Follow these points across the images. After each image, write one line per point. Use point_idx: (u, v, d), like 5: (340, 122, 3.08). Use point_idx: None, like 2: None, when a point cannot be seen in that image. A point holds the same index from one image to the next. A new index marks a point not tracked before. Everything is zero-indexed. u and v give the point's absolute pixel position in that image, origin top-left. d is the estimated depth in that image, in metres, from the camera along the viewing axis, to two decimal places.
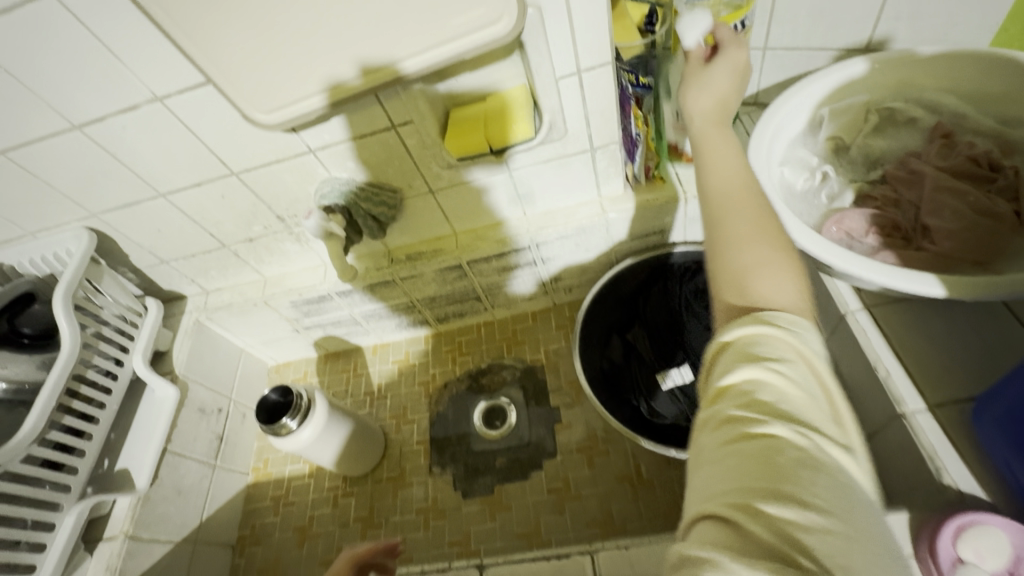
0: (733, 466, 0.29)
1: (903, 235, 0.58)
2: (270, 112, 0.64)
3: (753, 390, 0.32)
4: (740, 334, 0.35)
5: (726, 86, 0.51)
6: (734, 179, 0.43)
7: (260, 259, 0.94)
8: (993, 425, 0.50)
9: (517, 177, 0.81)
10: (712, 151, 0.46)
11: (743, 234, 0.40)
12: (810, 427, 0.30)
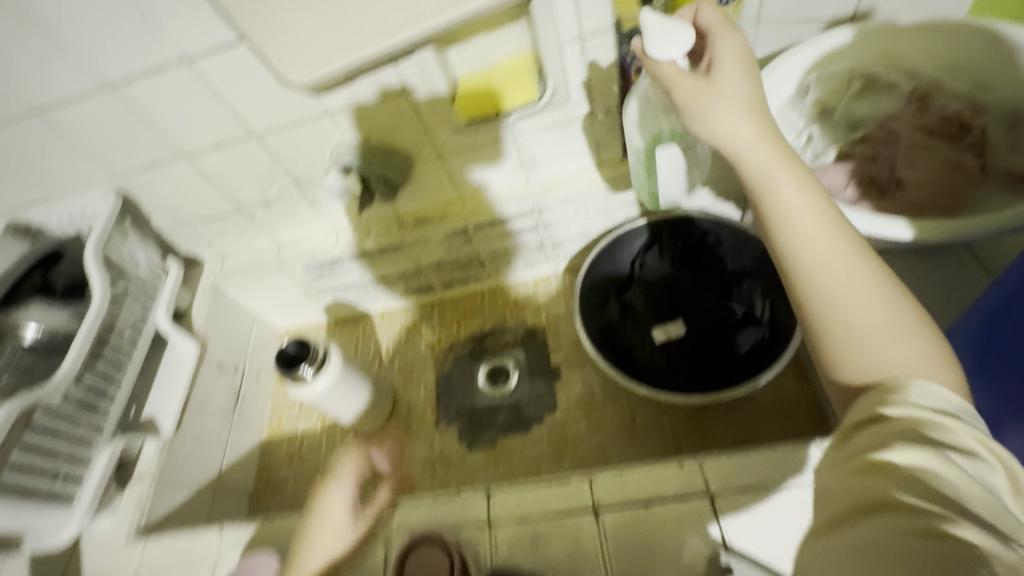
0: (918, 553, 0.33)
1: (879, 188, 0.62)
2: (303, 74, 0.67)
3: (918, 474, 0.36)
4: (894, 413, 0.39)
5: (756, 117, 0.51)
6: (829, 253, 0.46)
7: (276, 223, 0.98)
8: (969, 348, 0.57)
9: (522, 142, 0.86)
10: (795, 222, 0.47)
11: (862, 318, 0.44)
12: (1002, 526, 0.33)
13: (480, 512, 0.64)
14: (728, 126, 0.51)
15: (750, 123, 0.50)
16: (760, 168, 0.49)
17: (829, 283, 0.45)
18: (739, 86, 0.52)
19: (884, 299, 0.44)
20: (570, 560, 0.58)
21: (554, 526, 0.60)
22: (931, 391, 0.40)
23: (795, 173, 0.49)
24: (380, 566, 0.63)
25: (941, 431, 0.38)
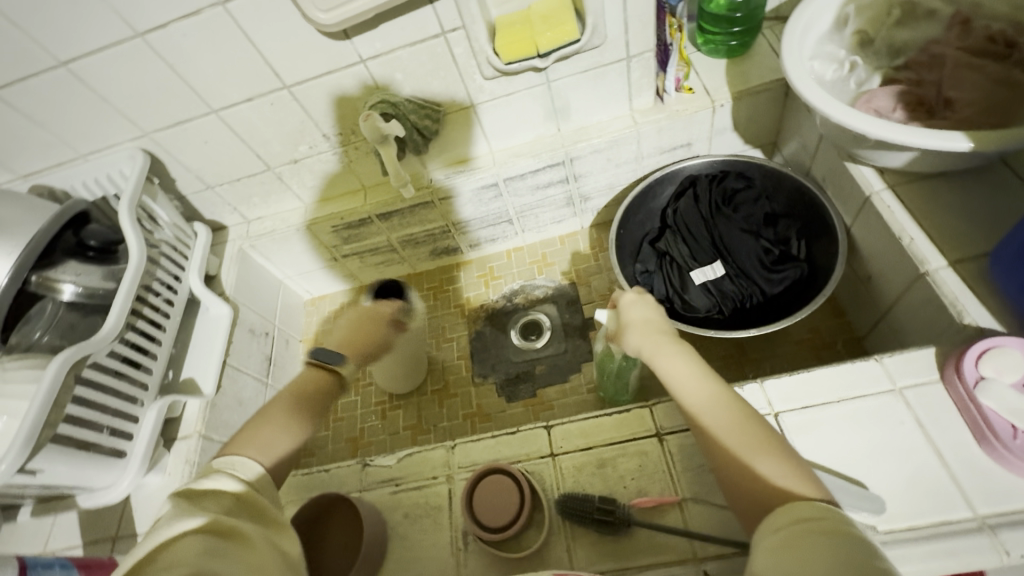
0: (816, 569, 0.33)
1: (927, 109, 0.63)
2: (329, 11, 0.68)
3: (814, 553, 0.34)
4: (787, 526, 0.37)
5: (645, 319, 0.61)
6: (706, 402, 0.49)
7: (303, 182, 0.97)
8: (1006, 265, 0.56)
9: (555, 89, 0.85)
10: (677, 377, 0.52)
11: (746, 447, 0.44)
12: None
13: (542, 445, 0.64)
14: (627, 323, 0.61)
15: (638, 326, 0.60)
16: (645, 347, 0.57)
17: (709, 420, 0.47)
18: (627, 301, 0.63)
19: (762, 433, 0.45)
20: (638, 482, 0.59)
21: (618, 451, 0.62)
22: (804, 505, 0.38)
23: (675, 343, 0.55)
24: (445, 502, 0.63)
25: (878, 555, 0.34)
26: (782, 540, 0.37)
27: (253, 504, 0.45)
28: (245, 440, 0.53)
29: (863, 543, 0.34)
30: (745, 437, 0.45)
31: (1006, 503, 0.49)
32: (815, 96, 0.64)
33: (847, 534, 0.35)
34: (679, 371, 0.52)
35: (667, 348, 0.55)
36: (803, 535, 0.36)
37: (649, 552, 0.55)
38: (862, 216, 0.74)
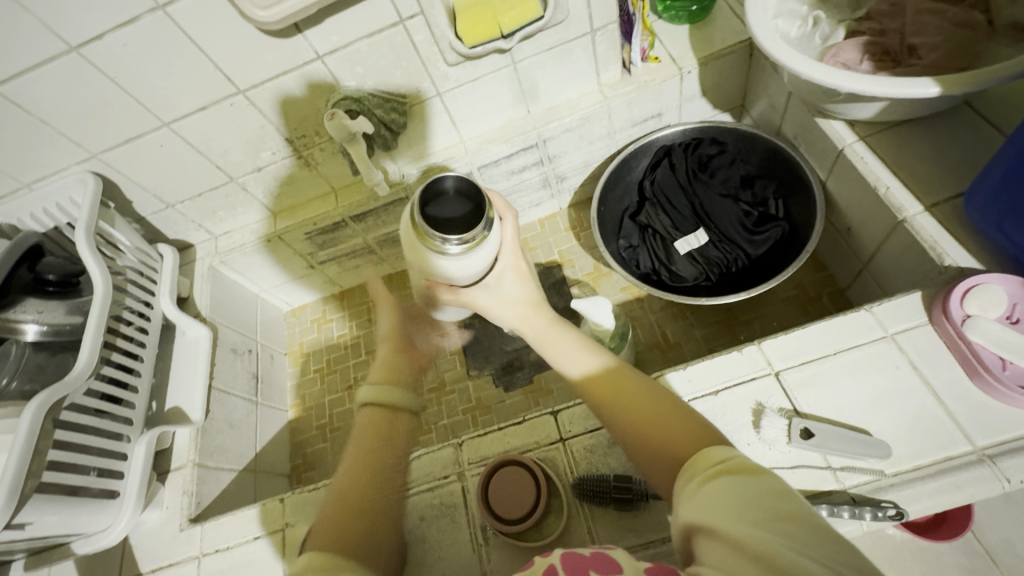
0: (719, 500, 0.36)
1: (893, 58, 0.64)
2: (269, 7, 0.64)
3: (731, 494, 0.36)
4: (699, 473, 0.39)
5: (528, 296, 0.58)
6: (608, 386, 0.50)
7: (270, 191, 0.93)
8: (982, 204, 0.57)
9: (521, 70, 0.83)
10: (570, 356, 0.53)
11: (653, 418, 0.46)
12: (773, 502, 0.35)
13: (551, 431, 0.64)
14: (500, 294, 0.57)
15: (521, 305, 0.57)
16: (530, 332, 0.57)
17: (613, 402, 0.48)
18: (512, 270, 0.57)
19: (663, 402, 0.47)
20: None
21: None
22: (709, 454, 0.40)
23: (563, 329, 0.56)
24: (460, 500, 0.63)
25: (777, 476, 0.37)
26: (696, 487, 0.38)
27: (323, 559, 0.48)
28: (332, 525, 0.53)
29: (761, 468, 0.37)
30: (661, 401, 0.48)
31: (1001, 432, 0.51)
32: (783, 55, 0.64)
33: (749, 466, 0.38)
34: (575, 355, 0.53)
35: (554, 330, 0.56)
36: (709, 474, 0.38)
37: (670, 523, 0.56)
38: (837, 169, 0.75)
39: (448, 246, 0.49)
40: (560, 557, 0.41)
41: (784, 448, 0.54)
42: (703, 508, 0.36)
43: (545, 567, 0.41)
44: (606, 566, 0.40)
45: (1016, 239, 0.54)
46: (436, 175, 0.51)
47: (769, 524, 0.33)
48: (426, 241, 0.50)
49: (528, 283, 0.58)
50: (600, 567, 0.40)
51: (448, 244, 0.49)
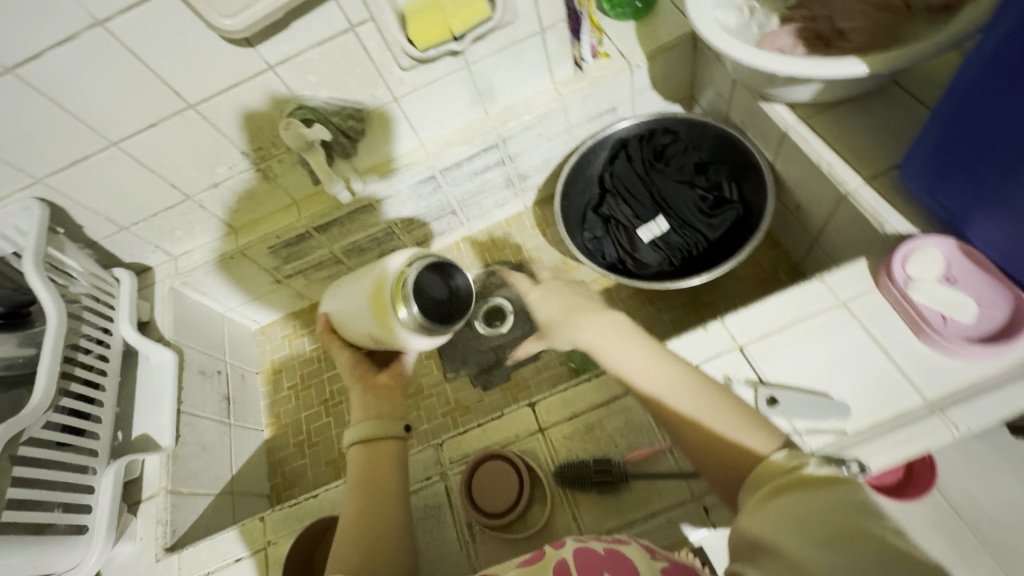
0: (784, 514, 0.35)
1: (824, 41, 0.68)
2: (235, 15, 0.62)
3: (796, 509, 0.35)
4: (768, 490, 0.39)
5: (579, 312, 0.59)
6: (667, 383, 0.50)
7: (229, 207, 0.91)
8: (915, 173, 0.61)
9: (476, 71, 0.84)
10: (628, 364, 0.52)
11: (705, 412, 0.47)
12: (841, 519, 0.32)
13: (530, 422, 0.65)
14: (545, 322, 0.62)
15: (567, 321, 0.59)
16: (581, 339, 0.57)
17: (664, 393, 0.50)
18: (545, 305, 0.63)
19: (714, 394, 0.49)
20: (626, 436, 0.61)
21: (602, 412, 0.63)
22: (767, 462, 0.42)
23: (620, 335, 0.54)
24: (444, 500, 0.63)
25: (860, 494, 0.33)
26: (766, 502, 0.38)
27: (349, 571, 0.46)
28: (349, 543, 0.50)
29: (839, 481, 0.35)
30: (714, 407, 0.48)
31: (947, 383, 0.55)
32: (725, 45, 0.66)
33: (827, 478, 0.36)
34: (627, 354, 0.53)
35: (607, 333, 0.55)
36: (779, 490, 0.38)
37: (650, 502, 0.57)
38: (782, 150, 0.79)
39: (405, 315, 0.50)
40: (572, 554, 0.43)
41: None
42: (767, 523, 0.36)
43: (557, 561, 0.43)
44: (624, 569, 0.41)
45: (948, 203, 0.58)
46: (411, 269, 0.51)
47: (825, 541, 0.31)
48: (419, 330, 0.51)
49: (580, 305, 0.61)
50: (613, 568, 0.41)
51: (405, 311, 0.50)
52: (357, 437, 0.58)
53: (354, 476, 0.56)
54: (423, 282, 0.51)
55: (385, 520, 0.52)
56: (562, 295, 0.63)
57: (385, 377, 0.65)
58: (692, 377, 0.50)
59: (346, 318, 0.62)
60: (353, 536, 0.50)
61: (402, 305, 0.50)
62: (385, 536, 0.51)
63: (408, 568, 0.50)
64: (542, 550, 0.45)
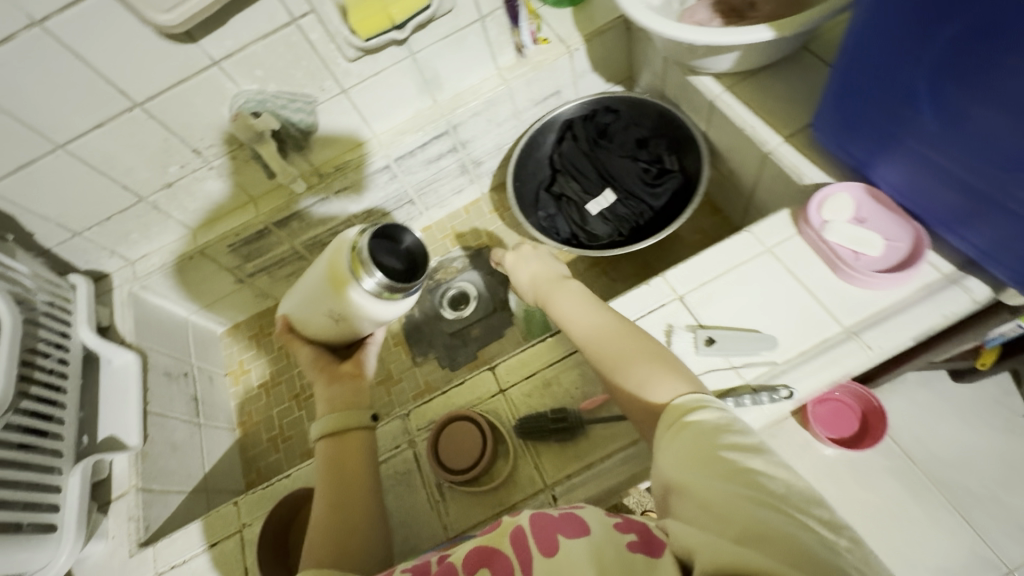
0: (685, 452, 0.40)
1: (737, 13, 0.74)
2: (172, 11, 0.64)
3: (700, 452, 0.40)
4: (664, 418, 0.45)
5: (543, 276, 0.65)
6: (599, 336, 0.55)
7: (184, 207, 0.92)
8: (824, 128, 0.66)
9: (421, 60, 0.88)
10: (573, 319, 0.58)
11: (620, 352, 0.53)
12: (735, 458, 0.38)
13: (491, 384, 0.68)
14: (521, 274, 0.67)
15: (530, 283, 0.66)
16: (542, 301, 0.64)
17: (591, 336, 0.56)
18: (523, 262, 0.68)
19: (638, 339, 0.53)
20: (581, 387, 0.65)
21: (558, 368, 0.66)
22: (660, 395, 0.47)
23: (572, 295, 0.61)
24: (413, 465, 0.65)
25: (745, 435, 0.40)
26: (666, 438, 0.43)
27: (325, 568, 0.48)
28: (319, 536, 0.51)
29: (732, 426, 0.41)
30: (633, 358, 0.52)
31: (862, 311, 0.60)
32: (648, 21, 0.71)
33: (719, 421, 0.41)
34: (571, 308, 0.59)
35: (563, 294, 0.62)
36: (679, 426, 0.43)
37: (605, 444, 0.60)
38: (712, 119, 0.84)
39: (371, 282, 0.52)
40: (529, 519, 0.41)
41: (693, 358, 0.61)
42: (677, 466, 0.40)
43: (515, 528, 0.41)
44: (575, 530, 0.39)
45: (855, 153, 0.64)
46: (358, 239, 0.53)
47: (730, 480, 0.37)
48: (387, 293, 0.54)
49: (547, 269, 0.66)
50: (568, 530, 0.39)
51: (370, 279, 0.52)
52: (324, 430, 0.58)
53: (324, 470, 0.56)
54: (374, 249, 0.53)
55: (355, 508, 0.54)
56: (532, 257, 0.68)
57: (350, 366, 0.65)
58: (621, 332, 0.55)
59: (306, 319, 0.63)
60: (326, 532, 0.52)
61: (364, 273, 0.53)
62: (359, 535, 0.52)
63: (380, 551, 0.53)
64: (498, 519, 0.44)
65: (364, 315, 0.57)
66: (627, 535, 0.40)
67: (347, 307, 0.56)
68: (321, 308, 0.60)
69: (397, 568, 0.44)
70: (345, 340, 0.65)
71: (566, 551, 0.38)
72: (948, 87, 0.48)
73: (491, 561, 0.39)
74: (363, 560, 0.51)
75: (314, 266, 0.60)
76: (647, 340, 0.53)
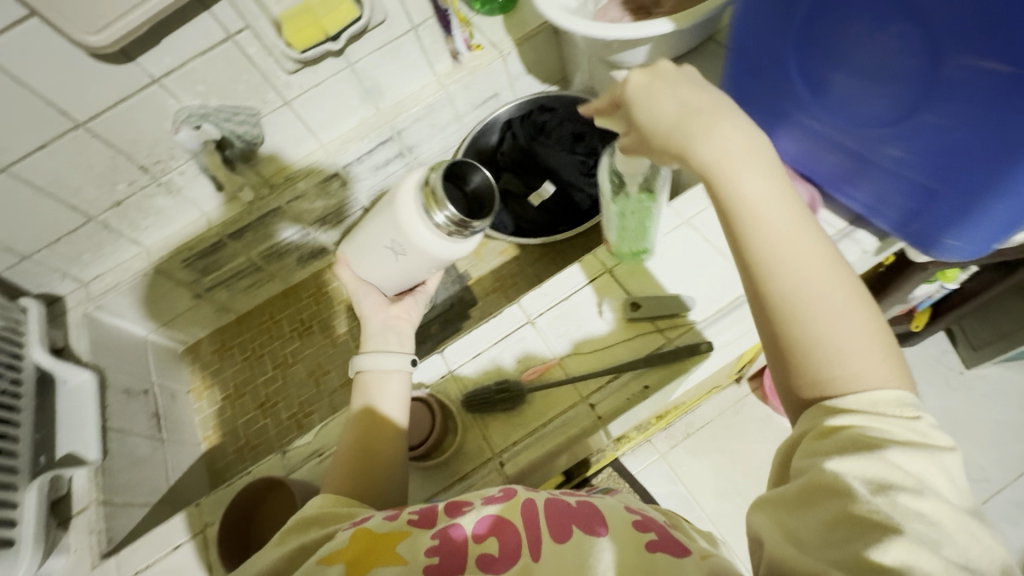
0: (832, 452, 0.35)
1: (645, 11, 0.81)
2: (100, 31, 0.67)
3: (875, 462, 0.33)
4: (851, 419, 0.36)
5: (714, 116, 0.44)
6: (798, 265, 0.40)
7: (135, 224, 0.94)
8: None
9: (360, 70, 0.93)
10: (759, 228, 0.41)
11: (825, 302, 0.39)
12: (896, 488, 0.32)
13: (439, 366, 0.70)
14: (654, 121, 0.46)
15: (684, 125, 0.44)
16: (710, 168, 0.43)
17: (787, 260, 0.41)
18: (670, 100, 0.46)
19: (849, 290, 0.40)
20: (522, 360, 0.68)
21: (501, 345, 0.69)
22: (867, 394, 0.37)
23: (754, 188, 0.42)
24: None
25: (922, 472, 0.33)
26: (832, 432, 0.36)
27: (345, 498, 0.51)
28: (343, 470, 0.55)
29: (911, 455, 0.34)
30: (838, 321, 0.39)
31: None
32: (565, 20, 0.77)
33: (901, 446, 0.34)
34: (759, 195, 0.42)
35: (745, 178, 0.42)
36: (859, 434, 0.35)
37: (547, 410, 0.64)
38: None
39: (442, 217, 0.58)
40: (544, 503, 0.45)
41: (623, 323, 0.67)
42: (815, 464, 0.35)
43: (525, 500, 0.46)
44: (590, 527, 0.43)
45: None
46: (435, 174, 0.58)
47: (879, 512, 0.31)
48: (457, 229, 0.59)
49: (718, 105, 0.44)
50: (581, 523, 0.43)
51: (442, 214, 0.58)
52: (358, 368, 0.64)
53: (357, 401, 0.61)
54: (447, 185, 0.58)
55: (381, 445, 0.57)
56: (689, 90, 0.46)
57: (398, 310, 0.72)
58: (827, 271, 0.40)
59: (368, 256, 0.70)
60: (347, 468, 0.55)
61: (438, 209, 0.58)
62: (379, 473, 0.55)
63: (401, 478, 0.57)
64: (511, 492, 0.48)
65: (426, 253, 0.62)
66: (647, 534, 0.43)
67: (413, 244, 0.62)
68: (387, 242, 0.66)
69: (405, 510, 0.46)
70: (403, 281, 0.71)
71: (575, 539, 0.42)
72: (815, 60, 0.54)
73: (500, 530, 0.43)
74: (383, 486, 0.55)
75: (391, 201, 0.65)
76: (862, 295, 0.41)
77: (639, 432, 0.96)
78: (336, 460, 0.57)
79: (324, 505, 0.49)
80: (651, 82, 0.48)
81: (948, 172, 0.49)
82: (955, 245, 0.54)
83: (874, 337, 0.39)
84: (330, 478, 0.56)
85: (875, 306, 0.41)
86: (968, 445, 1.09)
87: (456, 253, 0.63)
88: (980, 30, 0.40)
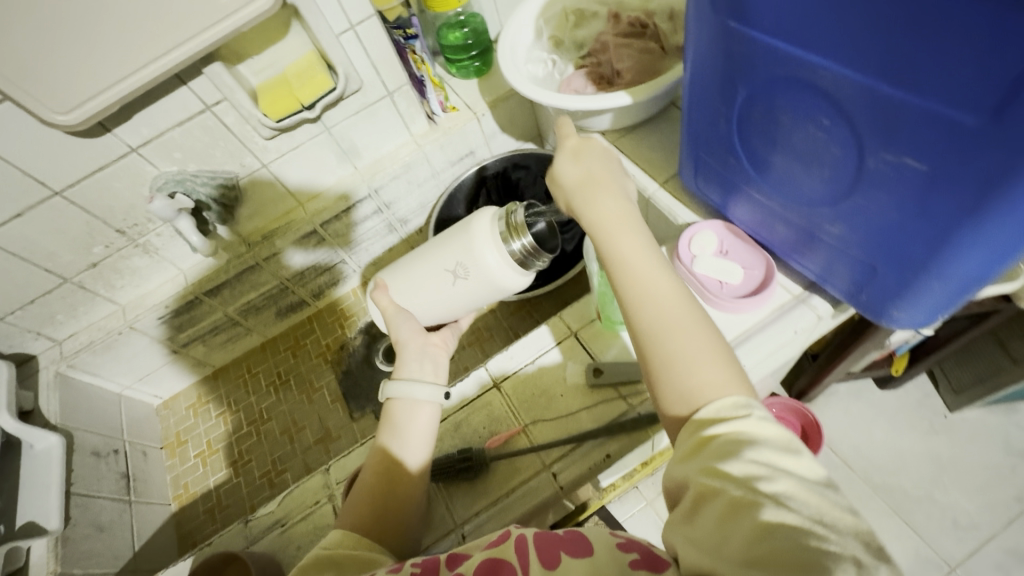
0: (709, 453, 0.38)
1: (607, 80, 0.85)
2: (69, 112, 0.69)
3: (739, 461, 0.36)
4: (714, 429, 0.39)
5: (604, 179, 0.53)
6: (659, 297, 0.47)
7: (111, 284, 0.94)
8: (689, 173, 0.71)
9: (336, 133, 0.96)
10: (633, 264, 0.49)
11: (676, 327, 0.45)
12: (763, 474, 0.35)
13: None
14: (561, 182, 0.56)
15: (580, 187, 0.54)
16: (596, 219, 0.52)
17: (653, 293, 0.47)
18: (568, 160, 0.56)
19: (693, 318, 0.46)
20: (488, 427, 0.68)
21: (467, 411, 0.69)
22: (713, 403, 0.41)
23: (629, 234, 0.50)
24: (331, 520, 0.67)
25: (778, 457, 0.37)
26: (704, 442, 0.39)
27: (361, 539, 0.52)
28: (361, 504, 0.56)
29: (765, 444, 0.37)
30: (688, 341, 0.44)
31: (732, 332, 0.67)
32: (530, 92, 0.81)
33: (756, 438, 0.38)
34: (632, 240, 0.50)
35: (622, 227, 0.51)
36: (716, 438, 0.39)
37: (511, 477, 0.63)
38: None
39: (519, 243, 0.65)
40: (534, 538, 0.43)
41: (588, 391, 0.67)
42: (695, 468, 0.38)
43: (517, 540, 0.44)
44: (578, 550, 0.42)
45: (711, 198, 0.70)
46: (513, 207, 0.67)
47: (753, 497, 0.34)
48: (524, 259, 0.65)
49: (611, 173, 0.54)
50: (569, 548, 0.42)
51: (519, 241, 0.65)
52: (391, 390, 0.62)
53: (383, 422, 0.61)
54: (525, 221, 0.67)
55: (403, 484, 0.57)
56: (599, 159, 0.55)
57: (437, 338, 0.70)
58: (683, 303, 0.46)
59: (419, 280, 0.70)
60: (368, 500, 0.56)
61: (516, 237, 0.65)
62: (394, 516, 0.55)
63: (416, 520, 0.57)
64: (506, 533, 0.46)
65: (488, 276, 0.66)
66: (630, 553, 0.41)
67: (483, 265, 0.65)
68: (451, 265, 0.68)
69: (406, 563, 0.46)
70: (447, 312, 0.72)
71: (564, 566, 0.40)
72: (754, 142, 0.56)
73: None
74: (400, 528, 0.56)
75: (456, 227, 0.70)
76: (711, 323, 0.46)
77: (625, 479, 0.93)
78: (354, 495, 0.57)
79: (342, 545, 0.51)
80: (577, 143, 0.56)
81: (883, 250, 0.51)
82: (902, 316, 0.55)
83: (725, 358, 0.44)
84: (348, 509, 0.56)
85: (719, 331, 0.45)
86: (953, 491, 1.08)
87: (511, 287, 0.67)
88: (886, 131, 0.43)
